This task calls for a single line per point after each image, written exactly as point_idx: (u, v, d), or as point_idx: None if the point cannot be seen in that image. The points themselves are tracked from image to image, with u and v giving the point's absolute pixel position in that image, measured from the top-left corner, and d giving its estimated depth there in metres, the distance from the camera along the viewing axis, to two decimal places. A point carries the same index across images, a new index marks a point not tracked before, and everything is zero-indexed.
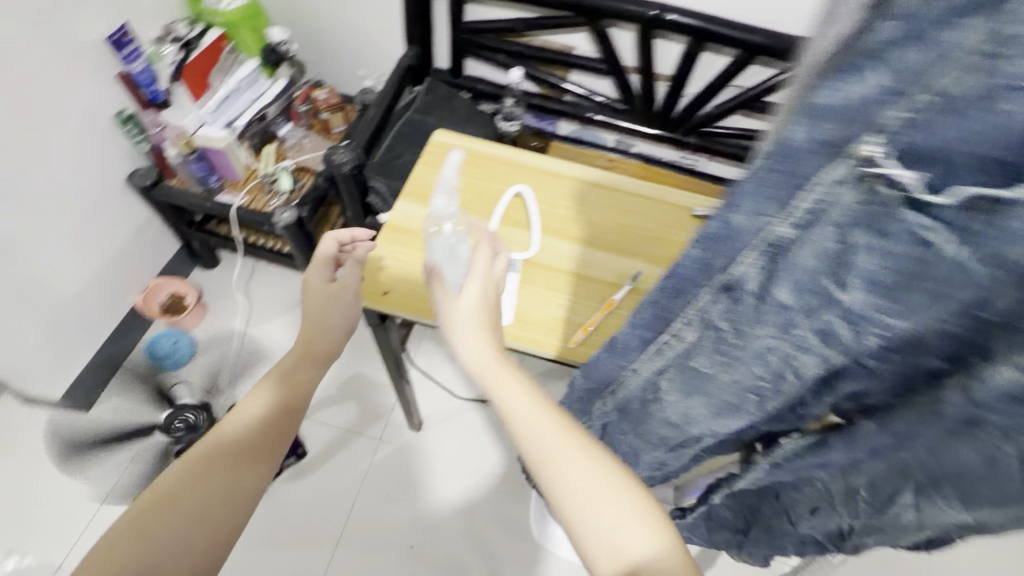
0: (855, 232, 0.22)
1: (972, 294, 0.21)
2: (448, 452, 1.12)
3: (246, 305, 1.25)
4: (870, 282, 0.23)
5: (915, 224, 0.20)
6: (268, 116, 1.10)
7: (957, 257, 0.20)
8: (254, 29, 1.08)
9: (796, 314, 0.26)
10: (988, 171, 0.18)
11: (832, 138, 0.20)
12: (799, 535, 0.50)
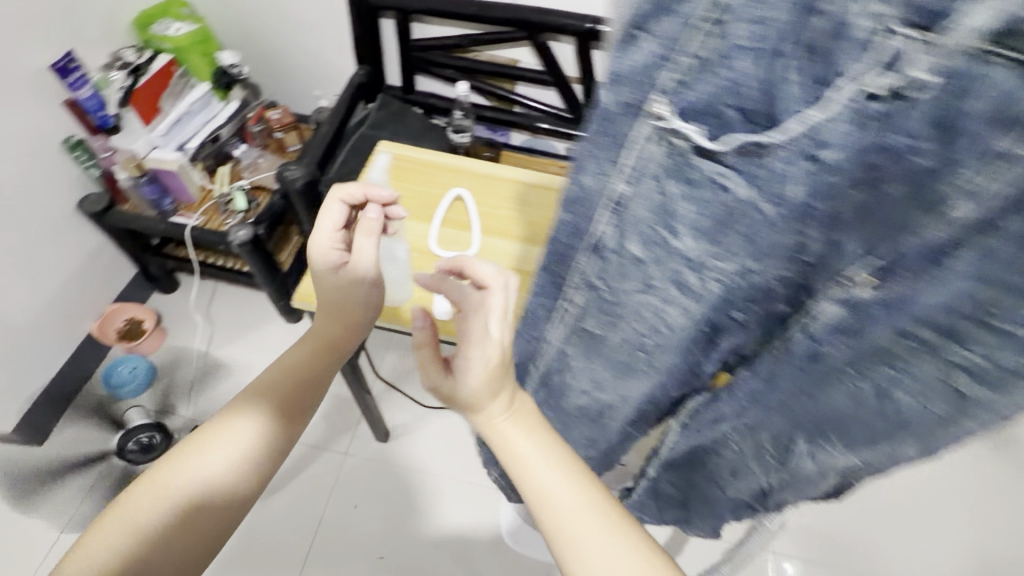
0: (669, 182, 0.26)
1: (772, 229, 0.25)
2: (416, 461, 1.13)
3: (208, 327, 1.24)
4: (693, 227, 0.27)
5: (712, 169, 0.24)
6: (222, 137, 1.12)
7: (750, 198, 0.24)
8: (205, 53, 1.11)
9: (650, 267, 0.30)
10: (750, 119, 0.22)
11: (631, 101, 0.23)
12: (729, 499, 0.53)
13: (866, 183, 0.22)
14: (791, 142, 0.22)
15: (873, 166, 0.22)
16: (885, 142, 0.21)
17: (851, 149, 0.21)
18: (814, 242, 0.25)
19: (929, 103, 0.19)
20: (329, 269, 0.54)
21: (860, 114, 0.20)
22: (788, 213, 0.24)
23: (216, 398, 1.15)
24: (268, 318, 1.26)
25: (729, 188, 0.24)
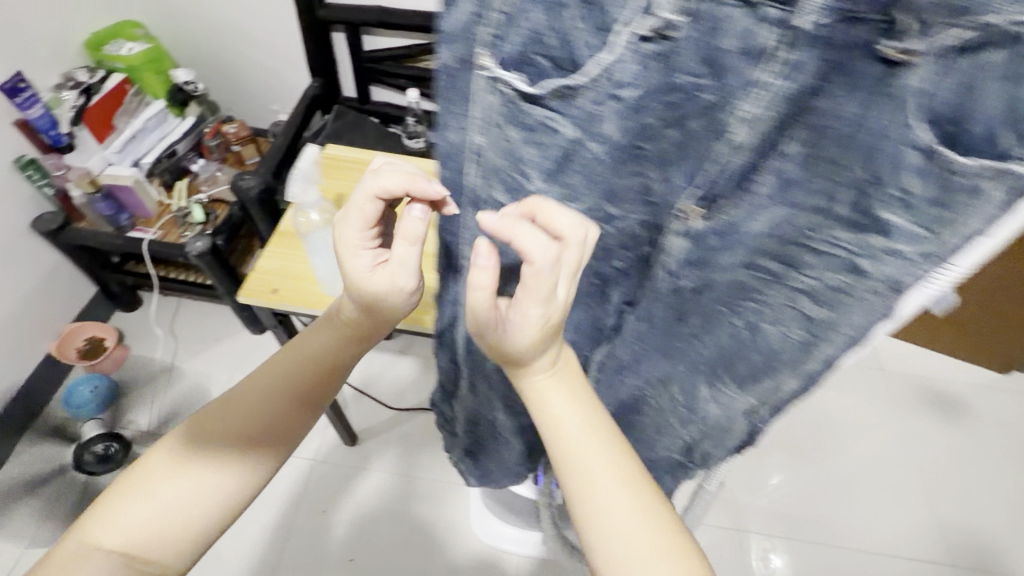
0: (511, 129, 0.32)
1: (596, 163, 0.32)
2: (385, 463, 1.13)
3: (171, 341, 1.24)
4: (540, 167, 0.33)
5: (540, 113, 0.30)
6: (178, 152, 1.14)
7: (571, 135, 0.31)
8: (159, 71, 1.13)
9: (519, 207, 0.36)
10: (557, 65, 0.28)
11: (464, 56, 0.30)
12: (659, 458, 0.56)
13: (664, 116, 0.29)
14: (593, 84, 0.28)
15: (662, 101, 0.29)
16: (672, 82, 0.28)
17: (639, 87, 0.28)
18: (648, 172, 0.32)
19: (684, 45, 0.26)
20: (365, 279, 0.41)
21: (641, 55, 0.27)
22: (606, 146, 0.31)
23: (180, 411, 1.15)
24: (233, 331, 1.26)
25: (557, 127, 0.31)
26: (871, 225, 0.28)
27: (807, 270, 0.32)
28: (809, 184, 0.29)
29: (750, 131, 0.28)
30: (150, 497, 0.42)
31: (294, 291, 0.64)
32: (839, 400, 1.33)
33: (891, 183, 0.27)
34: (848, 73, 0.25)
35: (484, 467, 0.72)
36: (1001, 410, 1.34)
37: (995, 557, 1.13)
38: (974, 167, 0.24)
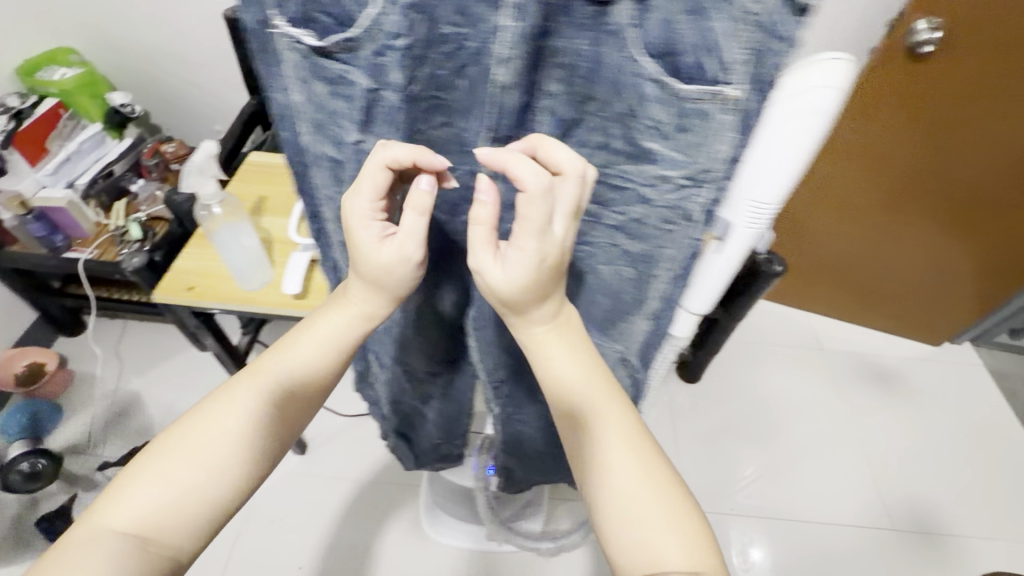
0: (317, 82, 0.37)
1: (398, 111, 0.38)
2: (336, 468, 1.12)
3: (115, 363, 1.23)
4: (351, 117, 0.38)
5: (336, 66, 0.36)
6: (116, 173, 1.15)
7: (365, 85, 0.36)
8: (94, 95, 1.16)
9: (350, 160, 0.41)
10: (337, 22, 0.34)
11: (266, 19, 0.35)
12: None
13: (446, 64, 0.36)
14: (368, 36, 0.34)
15: (436, 51, 0.35)
16: (439, 33, 0.35)
17: (407, 37, 0.33)
18: (453, 118, 0.40)
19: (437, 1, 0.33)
20: (372, 255, 0.41)
21: (400, 8, 0.32)
22: (399, 92, 0.36)
23: (126, 431, 1.13)
24: (181, 348, 1.26)
25: (353, 79, 0.36)
26: (644, 152, 0.38)
27: (619, 203, 0.42)
28: (583, 120, 0.38)
29: (513, 69, 0.35)
30: (167, 475, 0.39)
31: (208, 286, 0.66)
32: (781, 379, 1.38)
33: (644, 113, 0.35)
34: (570, 13, 0.33)
35: (414, 448, 0.73)
36: (937, 378, 1.40)
37: (937, 518, 1.17)
38: (696, 93, 0.33)
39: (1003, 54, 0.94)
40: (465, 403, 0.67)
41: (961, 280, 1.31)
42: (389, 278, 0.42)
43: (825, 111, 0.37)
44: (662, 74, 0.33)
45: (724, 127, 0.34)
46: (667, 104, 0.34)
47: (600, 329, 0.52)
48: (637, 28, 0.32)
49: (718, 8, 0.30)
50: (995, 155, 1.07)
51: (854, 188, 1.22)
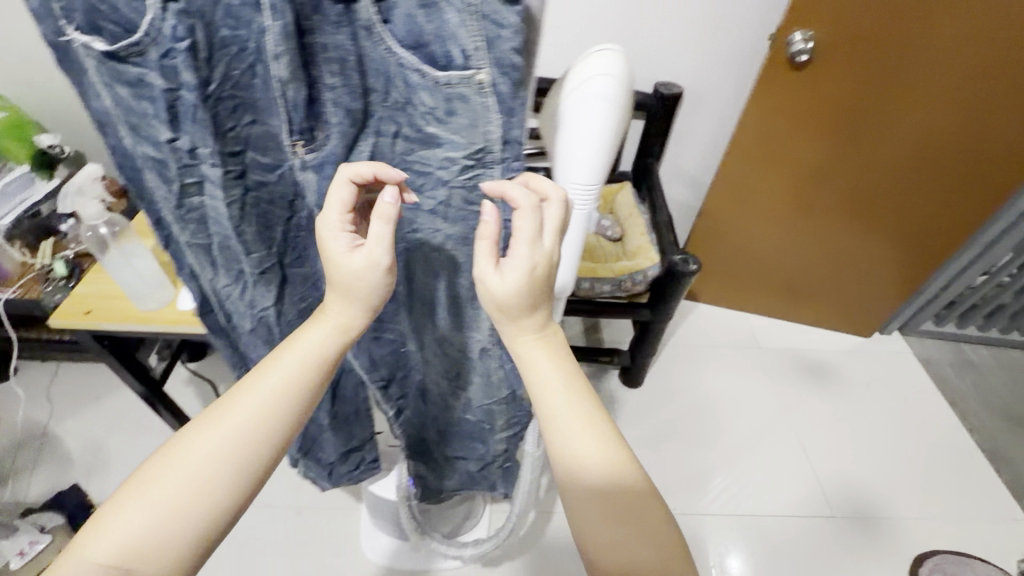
0: (116, 87, 0.30)
1: (209, 115, 0.32)
2: (272, 496, 1.10)
3: (45, 404, 1.20)
4: (160, 121, 0.31)
5: (131, 70, 0.29)
6: (43, 213, 1.13)
7: (167, 86, 0.29)
8: (21, 138, 1.16)
9: (172, 164, 0.33)
10: (125, 29, 0.28)
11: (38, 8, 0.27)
12: (448, 402, 0.62)
13: (238, 67, 0.31)
14: (150, 38, 0.27)
15: (220, 55, 0.30)
16: (219, 37, 0.30)
17: (191, 40, 0.28)
18: (262, 116, 0.34)
19: (205, 3, 0.28)
20: (341, 267, 0.36)
21: (174, 16, 0.27)
22: (198, 94, 0.30)
23: (53, 473, 1.10)
24: (116, 386, 1.24)
25: (150, 83, 0.29)
26: (430, 138, 0.35)
27: (428, 188, 0.39)
28: (377, 113, 0.35)
29: (289, 67, 0.29)
30: (148, 506, 0.36)
31: (103, 308, 0.66)
32: (722, 378, 1.42)
33: (416, 101, 0.33)
34: (322, 13, 0.30)
35: (323, 464, 0.72)
36: (867, 369, 1.47)
37: (874, 503, 1.20)
38: (449, 79, 0.31)
39: (887, 46, 1.00)
40: (362, 407, 0.69)
41: (883, 269, 1.39)
42: (360, 288, 0.37)
43: (611, 101, 0.40)
44: (421, 64, 0.31)
45: (488, 110, 0.32)
46: (434, 91, 0.32)
47: (449, 314, 0.50)
48: (387, 23, 0.30)
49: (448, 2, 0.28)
50: (891, 151, 1.15)
51: (770, 189, 1.29)
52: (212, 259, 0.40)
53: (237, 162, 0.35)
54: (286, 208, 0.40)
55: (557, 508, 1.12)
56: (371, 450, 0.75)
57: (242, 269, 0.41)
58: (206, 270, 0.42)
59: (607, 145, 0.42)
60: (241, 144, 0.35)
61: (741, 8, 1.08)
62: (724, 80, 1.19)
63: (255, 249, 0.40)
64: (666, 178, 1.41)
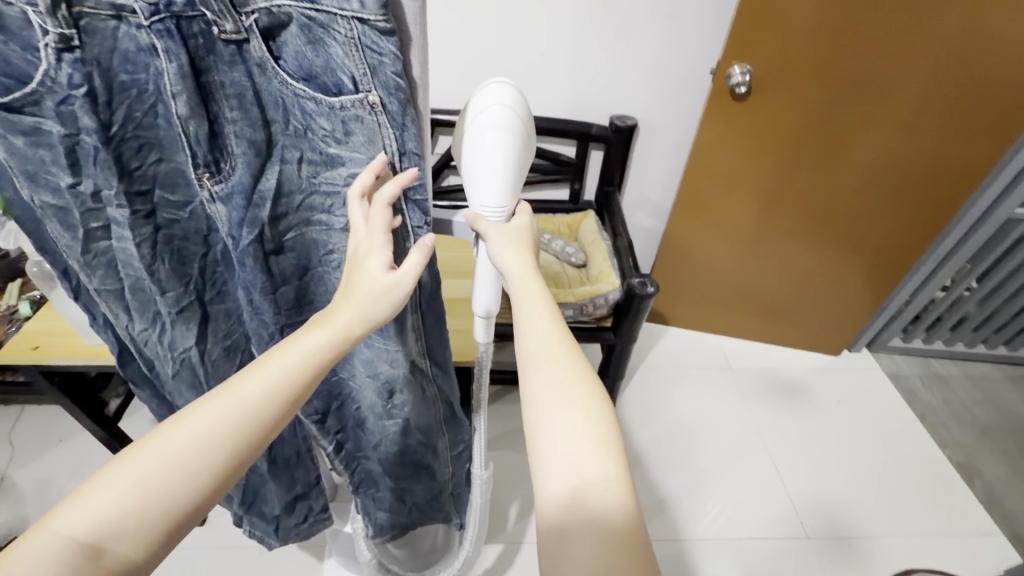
0: (11, 137, 0.32)
1: (109, 156, 0.35)
2: (235, 536, 1.08)
3: (6, 447, 1.18)
4: (60, 166, 0.34)
5: (27, 119, 0.32)
6: (13, 254, 1.16)
7: (67, 131, 0.32)
8: None
9: (75, 208, 0.36)
10: (18, 81, 0.30)
11: None
12: (377, 444, 0.65)
13: (139, 108, 0.34)
14: (46, 88, 0.30)
15: (120, 98, 0.33)
16: (117, 81, 0.32)
17: (87, 86, 0.31)
18: (167, 154, 0.37)
19: (101, 52, 0.31)
20: (375, 282, 0.40)
21: (68, 65, 0.30)
22: (98, 136, 0.33)
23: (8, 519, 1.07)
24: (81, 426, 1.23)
25: (48, 130, 0.32)
26: (333, 159, 0.38)
27: (338, 207, 0.42)
28: (284, 140, 0.37)
29: (187, 104, 0.33)
30: (139, 482, 0.35)
31: (57, 345, 0.67)
32: (694, 400, 1.43)
33: (315, 126, 0.37)
34: (215, 53, 0.32)
35: (268, 518, 0.74)
36: (837, 387, 1.49)
37: (846, 522, 1.20)
38: (344, 101, 0.35)
39: (818, 76, 1.07)
40: (303, 449, 0.71)
41: (842, 288, 1.43)
42: (383, 303, 0.41)
43: (511, 129, 0.45)
44: (315, 93, 0.35)
45: (382, 126, 0.37)
46: (330, 116, 0.36)
47: (379, 333, 0.51)
48: (278, 59, 0.34)
49: (331, 38, 0.33)
50: (847, 173, 1.20)
51: (731, 213, 1.33)
52: (126, 304, 0.43)
53: (145, 202, 0.38)
54: (200, 244, 0.43)
55: (527, 538, 1.10)
56: (318, 499, 0.77)
57: (158, 309, 0.44)
58: (120, 317, 0.44)
59: (511, 168, 0.46)
60: (148, 184, 0.38)
61: (685, 46, 1.15)
62: (677, 113, 1.26)
63: (170, 286, 0.43)
64: (630, 206, 1.46)
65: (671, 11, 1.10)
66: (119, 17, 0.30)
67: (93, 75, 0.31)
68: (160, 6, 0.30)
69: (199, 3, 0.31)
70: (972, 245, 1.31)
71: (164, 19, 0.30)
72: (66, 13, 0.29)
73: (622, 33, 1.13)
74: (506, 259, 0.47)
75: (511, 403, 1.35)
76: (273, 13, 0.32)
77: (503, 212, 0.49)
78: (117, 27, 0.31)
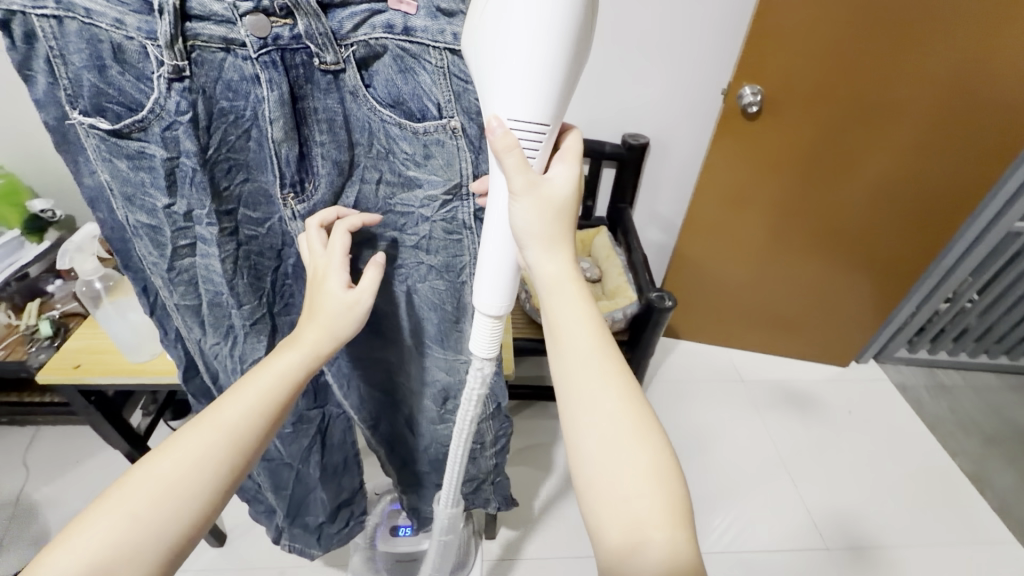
0: (116, 160, 0.36)
1: (202, 176, 0.38)
2: (258, 557, 1.07)
3: (20, 470, 1.17)
4: (159, 187, 0.38)
5: (132, 144, 0.35)
6: (32, 275, 1.14)
7: (166, 154, 0.36)
8: (15, 204, 1.16)
9: (167, 226, 0.40)
10: (127, 108, 0.34)
11: (52, 99, 0.33)
12: (425, 444, 0.71)
13: (233, 131, 0.38)
14: (154, 114, 0.34)
15: (219, 122, 0.37)
16: (217, 107, 0.36)
17: (191, 112, 0.35)
18: (253, 174, 0.41)
19: (207, 81, 0.35)
20: (338, 301, 0.46)
21: (176, 92, 0.34)
22: (196, 159, 0.37)
23: (26, 543, 1.06)
24: (98, 448, 1.22)
25: (151, 154, 0.36)
26: (411, 180, 0.44)
27: (410, 225, 0.47)
28: (364, 162, 0.42)
29: (283, 129, 0.37)
30: (128, 516, 0.39)
31: (98, 363, 0.68)
32: (706, 412, 1.44)
33: (396, 150, 0.42)
34: (314, 83, 0.37)
35: (311, 528, 0.79)
36: (846, 397, 1.51)
37: (864, 532, 1.21)
38: (429, 127, 0.41)
39: (825, 93, 1.11)
40: (350, 455, 0.76)
41: (853, 298, 1.45)
42: (349, 318, 0.47)
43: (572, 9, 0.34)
44: (401, 118, 0.40)
45: (460, 149, 0.42)
46: (412, 140, 0.41)
47: (438, 342, 0.57)
48: (369, 87, 0.39)
49: (421, 66, 0.39)
50: (855, 189, 1.24)
51: (741, 230, 1.36)
52: (201, 318, 0.47)
53: (230, 220, 0.42)
54: (273, 258, 0.47)
55: (550, 553, 1.11)
56: (359, 503, 0.83)
57: (232, 322, 0.48)
58: (194, 330, 0.48)
59: (558, 69, 0.36)
60: (233, 203, 0.42)
61: (697, 68, 1.19)
62: (688, 133, 1.30)
63: (246, 299, 0.46)
64: (642, 221, 1.48)
65: (681, 37, 1.14)
66: (227, 49, 0.34)
67: (199, 101, 0.35)
68: (268, 41, 0.34)
69: (305, 37, 0.35)
70: (974, 259, 1.35)
71: (271, 51, 0.34)
72: (181, 46, 0.33)
73: (635, 56, 1.17)
74: (539, 260, 0.43)
75: (526, 418, 1.36)
76: (371, 45, 0.37)
77: (542, 136, 0.39)
78: (224, 58, 0.35)
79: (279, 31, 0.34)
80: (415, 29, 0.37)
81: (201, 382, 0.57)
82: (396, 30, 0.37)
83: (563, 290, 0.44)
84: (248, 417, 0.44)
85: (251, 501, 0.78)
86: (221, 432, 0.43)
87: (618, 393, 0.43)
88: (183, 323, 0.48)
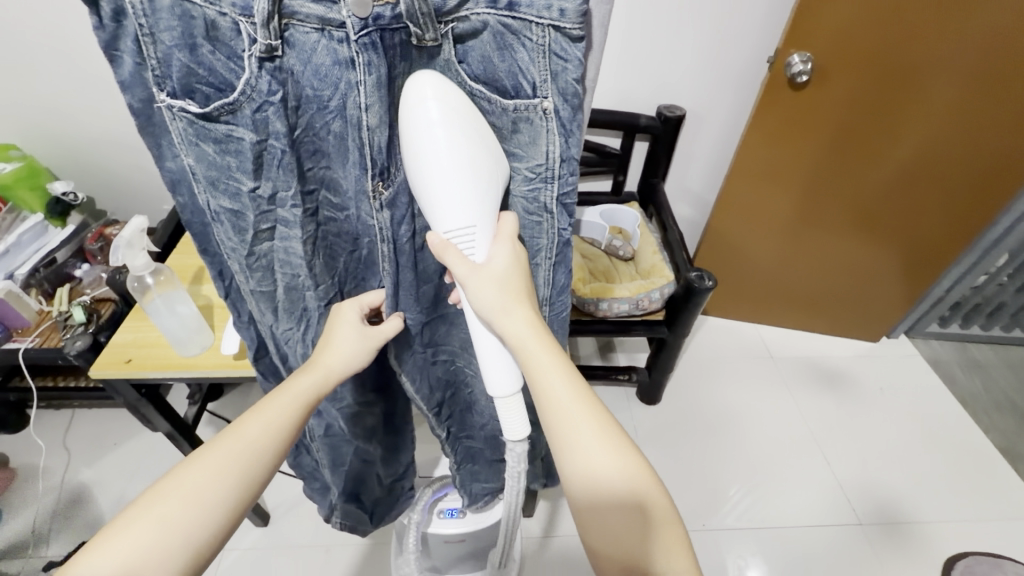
0: (205, 144, 0.38)
1: (287, 157, 0.40)
2: (298, 538, 1.09)
3: (62, 454, 1.19)
4: (245, 170, 0.40)
5: (221, 127, 0.38)
6: (59, 260, 1.11)
7: (252, 137, 0.38)
8: (34, 187, 1.11)
9: (251, 211, 0.43)
10: (217, 89, 0.36)
11: (137, 80, 0.36)
12: (483, 428, 0.73)
13: (320, 117, 0.40)
14: (246, 95, 0.36)
15: (306, 107, 0.39)
16: (305, 91, 0.38)
17: (281, 92, 0.37)
18: (332, 161, 0.43)
19: (296, 62, 0.37)
20: (351, 326, 0.51)
21: (267, 71, 0.36)
22: (285, 140, 0.39)
23: (76, 526, 1.08)
24: (136, 431, 1.23)
25: (240, 136, 0.38)
26: None
27: None
28: None
29: (377, 112, 0.39)
30: (161, 523, 0.38)
31: (147, 358, 0.67)
32: (737, 389, 1.44)
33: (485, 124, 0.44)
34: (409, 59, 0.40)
35: (370, 502, 0.82)
36: (876, 374, 1.50)
37: (896, 508, 1.22)
38: (517, 106, 0.42)
39: (878, 60, 1.04)
40: (409, 427, 0.77)
41: (891, 277, 1.42)
42: (357, 352, 0.51)
43: (449, 111, 0.39)
44: (492, 93, 0.42)
45: (549, 131, 0.43)
46: (502, 114, 0.43)
47: None
48: (462, 62, 0.41)
49: (520, 44, 0.39)
50: (885, 165, 1.20)
51: (777, 206, 1.32)
52: (275, 304, 0.50)
53: (311, 201, 0.44)
54: (348, 242, 0.50)
55: None
56: (409, 478, 0.83)
57: (306, 305, 0.51)
58: (268, 315, 0.51)
59: (463, 156, 0.40)
60: (316, 184, 0.44)
61: (747, 34, 1.12)
62: (730, 104, 1.24)
63: (322, 280, 0.49)
64: (671, 197, 1.45)
65: None
66: (322, 30, 0.36)
67: (288, 83, 0.37)
68: (369, 22, 0.35)
69: (405, 17, 0.36)
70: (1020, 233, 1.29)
71: (371, 32, 0.36)
72: (276, 24, 0.34)
73: (678, 20, 1.10)
74: (503, 325, 0.45)
75: None
76: (471, 21, 0.39)
77: (472, 232, 0.43)
78: (318, 39, 0.36)
79: (380, 10, 0.35)
80: (518, 5, 0.38)
81: (271, 363, 0.60)
82: (499, 7, 0.38)
83: (528, 343, 0.44)
84: (274, 431, 0.45)
85: (306, 478, 0.81)
86: (248, 445, 0.43)
87: (584, 416, 0.43)
88: (257, 308, 0.51)
